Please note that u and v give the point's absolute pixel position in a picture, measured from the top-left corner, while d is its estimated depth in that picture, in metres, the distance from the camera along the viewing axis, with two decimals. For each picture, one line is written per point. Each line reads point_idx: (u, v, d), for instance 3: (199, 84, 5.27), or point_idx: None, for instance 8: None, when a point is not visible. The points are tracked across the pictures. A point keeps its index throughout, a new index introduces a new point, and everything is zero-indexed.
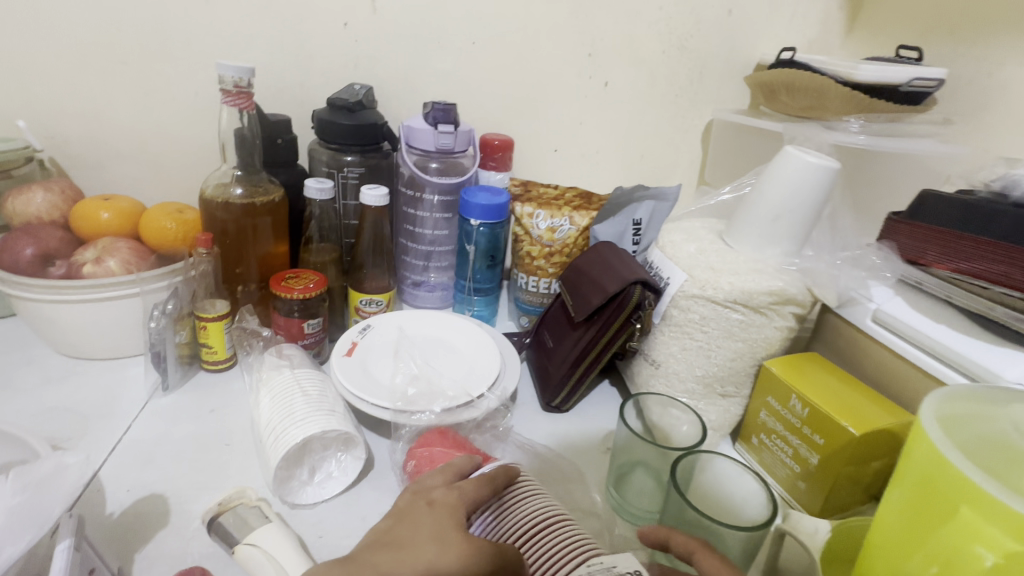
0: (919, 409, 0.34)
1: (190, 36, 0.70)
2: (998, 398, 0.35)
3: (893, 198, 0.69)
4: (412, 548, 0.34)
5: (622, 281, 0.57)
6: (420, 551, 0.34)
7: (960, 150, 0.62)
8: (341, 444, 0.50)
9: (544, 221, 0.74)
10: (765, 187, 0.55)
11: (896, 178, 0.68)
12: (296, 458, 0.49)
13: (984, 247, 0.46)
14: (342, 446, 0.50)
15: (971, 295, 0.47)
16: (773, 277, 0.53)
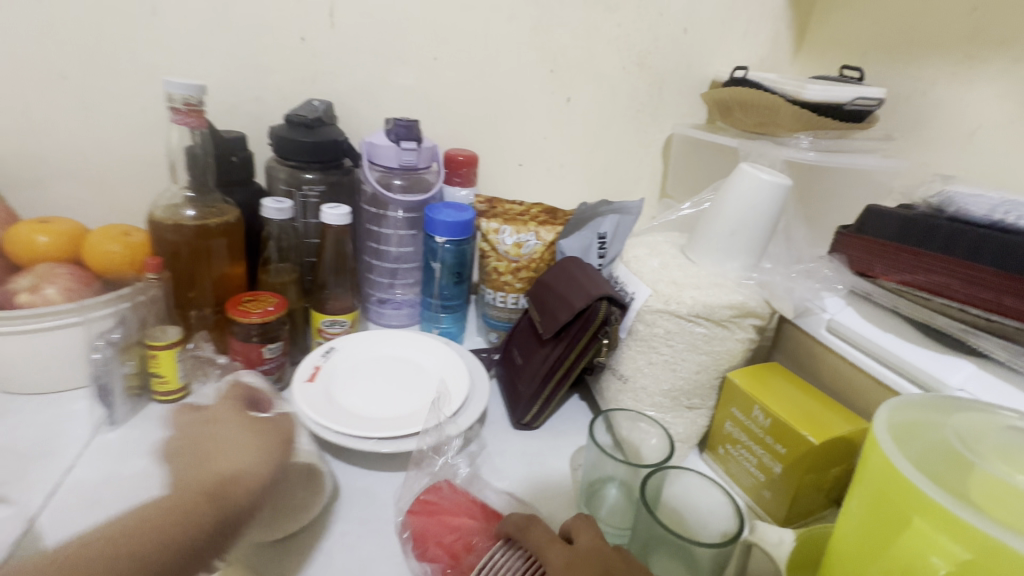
0: (875, 422, 0.36)
1: (136, 49, 0.67)
2: (947, 408, 0.37)
3: (842, 211, 0.72)
4: (226, 455, 0.43)
5: (588, 297, 0.58)
6: (231, 458, 0.43)
7: (900, 165, 0.65)
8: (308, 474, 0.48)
9: (510, 237, 0.74)
10: (722, 204, 0.57)
11: (845, 192, 0.71)
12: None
13: (924, 260, 0.48)
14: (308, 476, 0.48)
15: (914, 306, 0.50)
16: (733, 291, 0.55)
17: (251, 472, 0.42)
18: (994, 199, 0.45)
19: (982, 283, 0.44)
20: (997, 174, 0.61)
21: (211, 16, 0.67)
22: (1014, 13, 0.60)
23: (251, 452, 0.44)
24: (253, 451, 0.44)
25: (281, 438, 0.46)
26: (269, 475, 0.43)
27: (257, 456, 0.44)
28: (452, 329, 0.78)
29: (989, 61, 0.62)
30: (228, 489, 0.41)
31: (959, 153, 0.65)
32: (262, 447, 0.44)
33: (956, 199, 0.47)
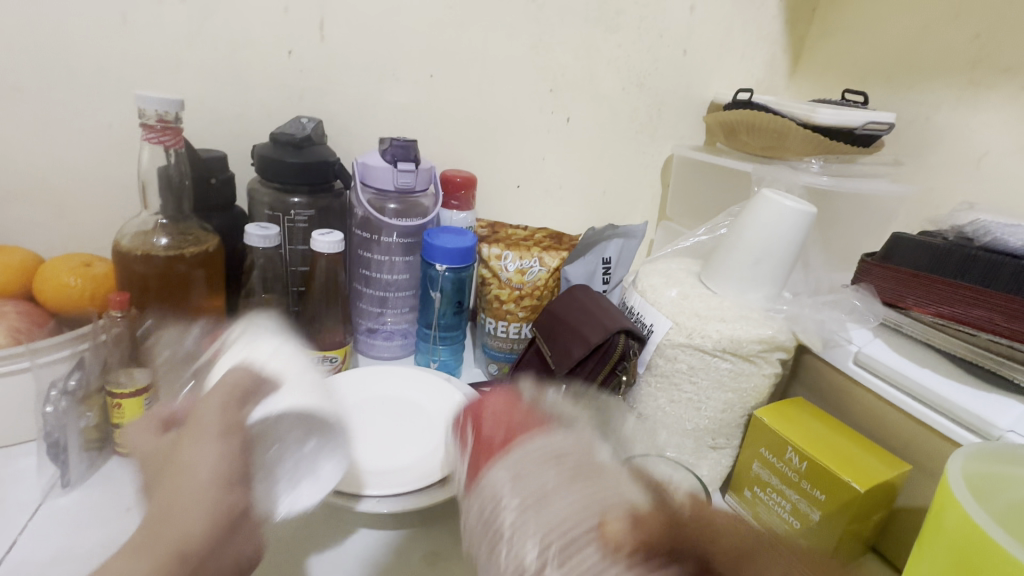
0: (949, 472, 0.33)
1: (103, 59, 0.61)
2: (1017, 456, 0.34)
3: (852, 235, 0.71)
4: (160, 494, 0.31)
5: (604, 331, 0.54)
6: (168, 493, 0.30)
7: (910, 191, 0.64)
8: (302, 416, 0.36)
9: (512, 263, 0.69)
10: (743, 231, 0.54)
11: (853, 217, 0.70)
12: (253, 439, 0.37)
13: (961, 292, 0.46)
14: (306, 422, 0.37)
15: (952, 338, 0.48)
16: (759, 324, 0.52)
17: (190, 513, 0.29)
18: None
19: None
20: (1006, 200, 0.61)
21: (187, 25, 0.62)
22: (1018, 41, 0.60)
23: (186, 466, 0.31)
24: (178, 473, 0.31)
25: (217, 421, 0.33)
26: (217, 493, 0.30)
27: (189, 475, 0.31)
28: (451, 360, 0.73)
29: (993, 88, 0.62)
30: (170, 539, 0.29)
31: (967, 179, 0.65)
32: (193, 461, 0.31)
33: (992, 228, 0.46)
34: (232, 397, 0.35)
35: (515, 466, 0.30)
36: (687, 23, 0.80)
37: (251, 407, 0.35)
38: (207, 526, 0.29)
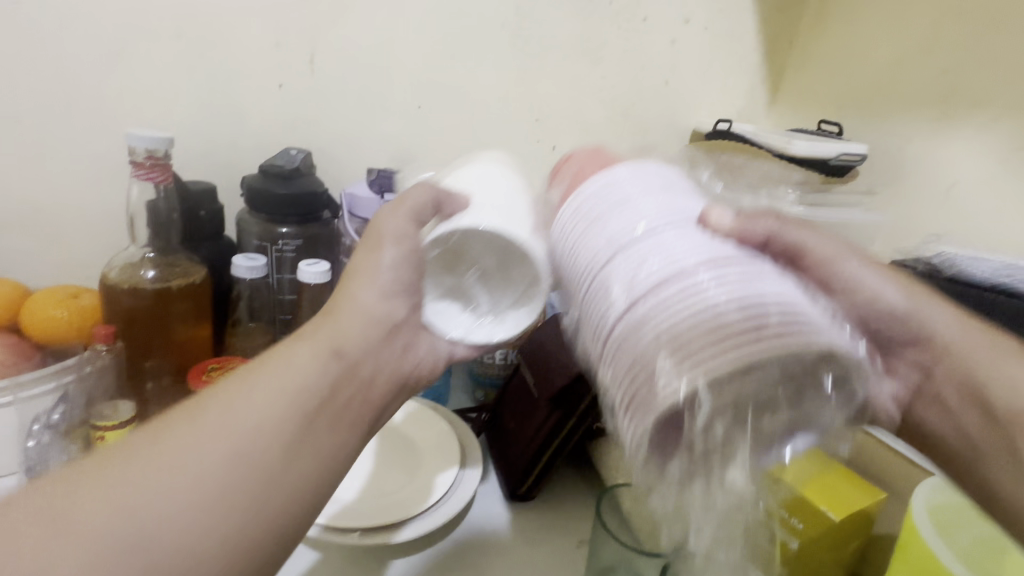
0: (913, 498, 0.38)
1: (100, 94, 0.62)
2: None
3: None
4: (348, 296, 0.42)
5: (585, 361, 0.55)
6: (355, 295, 0.42)
7: None
8: (484, 238, 0.41)
9: None
10: None
11: None
12: (449, 261, 0.44)
13: None
14: (487, 247, 0.42)
15: None
16: None
17: (371, 320, 0.41)
18: (995, 264, 0.46)
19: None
20: (978, 230, 0.62)
21: (182, 60, 0.64)
22: (983, 77, 0.62)
23: (379, 275, 0.42)
24: (366, 275, 0.42)
25: (394, 234, 0.42)
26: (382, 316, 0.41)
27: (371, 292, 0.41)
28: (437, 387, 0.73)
29: (962, 120, 0.64)
30: (345, 341, 0.39)
31: (940, 208, 0.66)
32: (388, 265, 0.42)
33: (961, 260, 0.47)
34: (417, 213, 0.43)
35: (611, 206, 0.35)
36: (669, 55, 0.83)
37: (432, 228, 0.42)
38: (377, 327, 0.41)
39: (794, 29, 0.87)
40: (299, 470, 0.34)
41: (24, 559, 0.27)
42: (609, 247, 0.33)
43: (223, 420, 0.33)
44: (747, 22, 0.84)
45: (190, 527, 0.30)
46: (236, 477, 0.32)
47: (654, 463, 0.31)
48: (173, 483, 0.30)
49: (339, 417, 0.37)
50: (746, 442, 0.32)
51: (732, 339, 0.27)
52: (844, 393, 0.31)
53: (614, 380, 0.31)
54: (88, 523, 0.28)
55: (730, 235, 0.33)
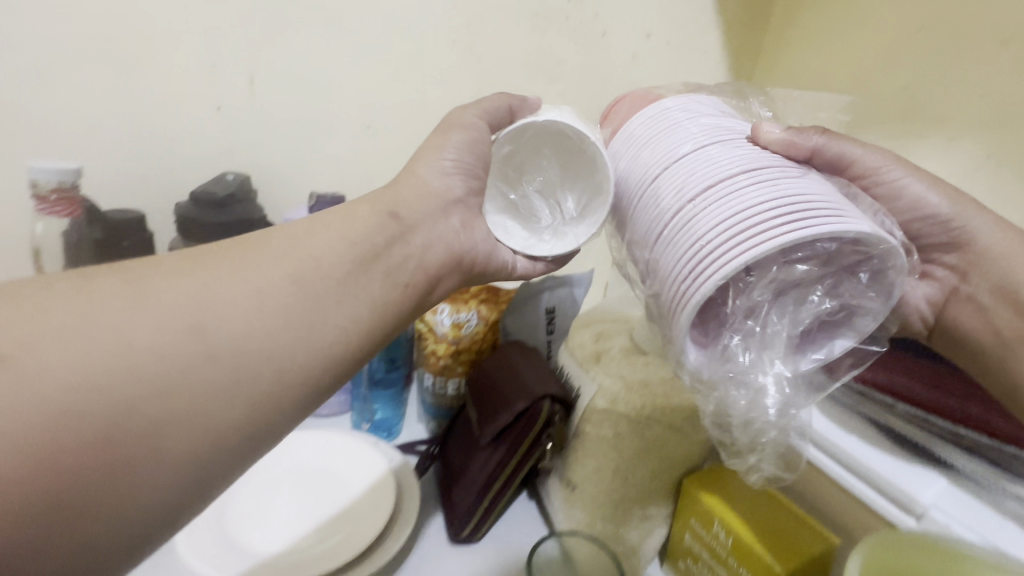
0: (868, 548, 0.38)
1: (24, 123, 0.60)
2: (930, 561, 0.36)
3: None
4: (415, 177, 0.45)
5: (529, 398, 0.53)
6: (418, 183, 0.45)
7: None
8: (558, 143, 0.47)
9: (448, 317, 0.67)
10: None
11: None
12: (517, 173, 0.51)
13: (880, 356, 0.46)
14: (558, 154, 0.48)
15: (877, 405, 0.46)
16: (681, 392, 0.50)
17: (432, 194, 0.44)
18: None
19: (956, 388, 0.42)
20: None
21: (111, 85, 0.61)
22: (946, 95, 0.60)
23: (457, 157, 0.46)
24: (432, 151, 0.46)
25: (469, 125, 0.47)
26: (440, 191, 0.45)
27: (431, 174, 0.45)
28: (389, 417, 0.71)
29: (924, 140, 0.63)
30: (408, 209, 0.42)
31: None
32: (461, 151, 0.46)
33: None
34: (490, 114, 0.49)
35: (651, 130, 0.42)
36: (629, 72, 0.80)
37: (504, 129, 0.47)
38: (436, 197, 0.45)
39: (759, 42, 0.85)
40: (349, 309, 0.35)
41: (106, 318, 0.29)
42: (658, 160, 0.39)
43: (284, 253, 0.35)
44: (710, 36, 0.82)
45: (256, 327, 0.32)
46: (295, 298, 0.33)
47: (700, 360, 0.38)
48: (249, 286, 0.33)
49: (389, 272, 0.39)
50: (779, 331, 0.40)
51: (768, 225, 0.32)
52: (872, 280, 0.38)
53: (661, 270, 0.36)
54: (163, 302, 0.30)
55: (781, 146, 0.38)
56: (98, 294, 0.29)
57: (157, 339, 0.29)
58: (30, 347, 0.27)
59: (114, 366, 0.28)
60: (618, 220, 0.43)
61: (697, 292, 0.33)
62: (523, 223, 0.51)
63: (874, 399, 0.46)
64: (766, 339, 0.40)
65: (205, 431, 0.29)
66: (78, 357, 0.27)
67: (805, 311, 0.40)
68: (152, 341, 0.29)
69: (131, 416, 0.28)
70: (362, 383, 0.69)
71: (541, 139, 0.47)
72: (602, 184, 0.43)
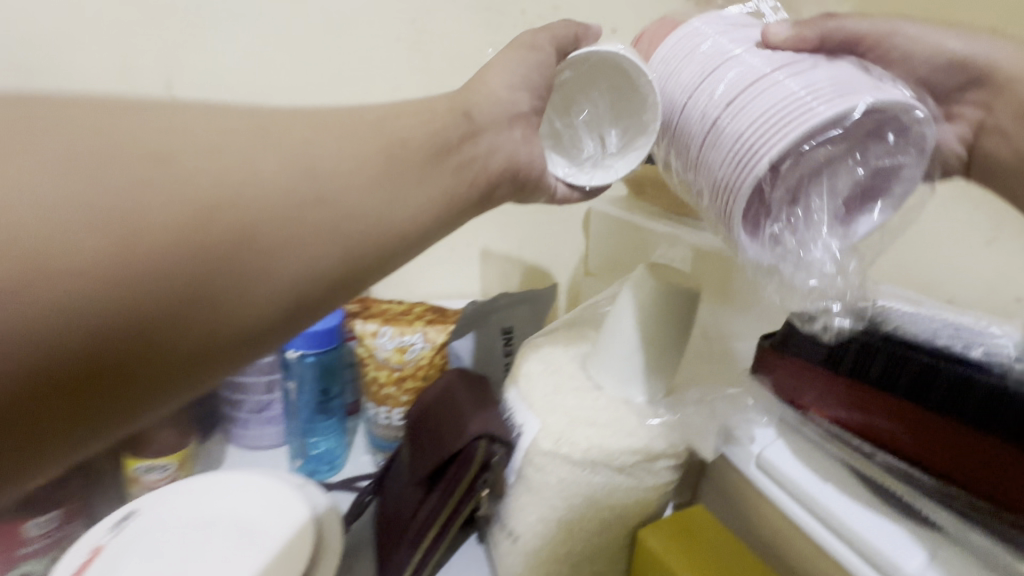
0: None
1: None
2: None
3: None
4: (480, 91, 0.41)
5: (463, 436, 0.47)
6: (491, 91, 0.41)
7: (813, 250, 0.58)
8: (612, 78, 0.43)
9: (390, 340, 0.61)
10: (617, 317, 0.47)
11: None
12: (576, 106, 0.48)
13: (852, 392, 0.39)
14: (611, 93, 0.44)
15: (850, 450, 0.40)
16: (635, 433, 0.44)
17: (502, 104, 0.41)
18: (933, 325, 0.39)
19: (934, 436, 0.34)
20: None
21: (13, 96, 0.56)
22: None
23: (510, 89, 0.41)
24: (500, 65, 0.42)
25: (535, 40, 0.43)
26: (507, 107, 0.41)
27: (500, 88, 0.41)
28: (331, 449, 0.64)
29: None
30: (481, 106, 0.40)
31: None
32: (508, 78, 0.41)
33: (895, 316, 0.40)
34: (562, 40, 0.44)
35: (671, 45, 0.39)
36: None
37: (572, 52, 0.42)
38: (509, 107, 0.41)
39: None
40: (426, 192, 0.33)
41: (235, 147, 0.26)
42: (704, 67, 0.36)
43: (382, 119, 0.33)
44: None
45: (357, 182, 0.29)
46: (387, 164, 0.31)
47: (755, 252, 0.36)
48: (346, 145, 0.30)
49: (458, 170, 0.36)
50: (824, 231, 0.37)
51: (808, 107, 0.31)
52: (900, 138, 0.34)
53: (713, 169, 0.35)
54: (255, 160, 0.26)
55: (790, 44, 0.35)
56: (183, 120, 0.26)
57: (276, 178, 0.27)
58: (169, 150, 0.24)
59: (228, 192, 0.25)
60: (664, 147, 0.41)
61: (752, 180, 0.32)
62: (563, 153, 0.48)
63: (844, 441, 0.40)
64: (810, 239, 0.37)
65: (319, 270, 0.28)
66: (194, 182, 0.24)
67: (832, 203, 0.37)
68: (271, 177, 0.26)
69: (235, 228, 0.25)
70: (296, 417, 0.61)
71: (602, 67, 0.43)
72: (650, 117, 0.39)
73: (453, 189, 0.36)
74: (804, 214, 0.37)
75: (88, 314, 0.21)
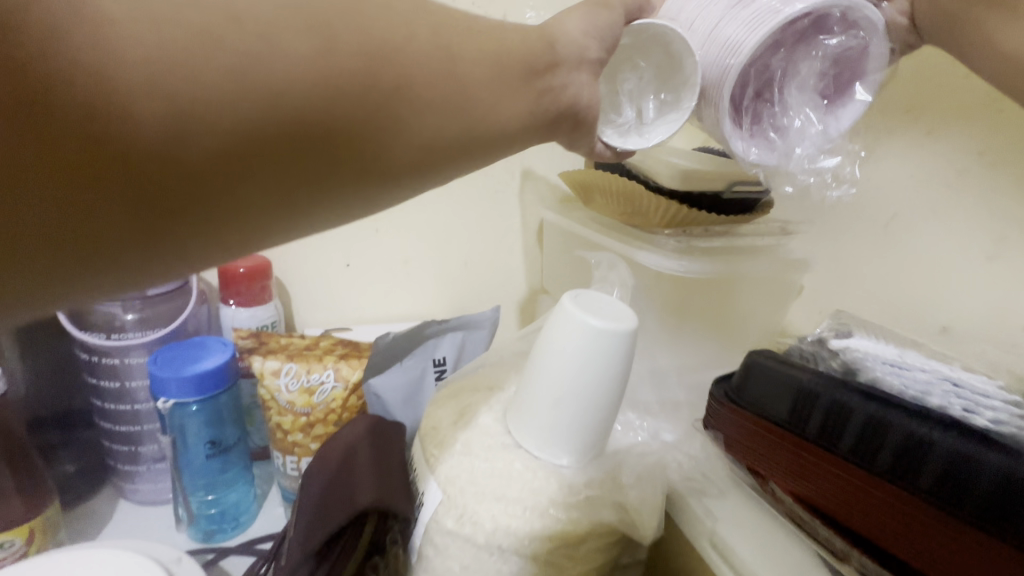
0: None
1: None
2: None
3: (752, 331, 0.52)
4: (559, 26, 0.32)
5: (349, 509, 0.39)
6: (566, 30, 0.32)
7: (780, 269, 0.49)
8: (666, 53, 0.38)
9: (294, 380, 0.52)
10: (538, 359, 0.38)
11: (750, 307, 0.51)
12: (625, 75, 0.40)
13: (824, 464, 0.31)
14: (661, 68, 0.39)
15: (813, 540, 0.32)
16: (546, 507, 0.35)
17: (577, 43, 0.32)
18: (916, 373, 0.31)
19: (929, 536, 0.26)
20: (937, 285, 0.43)
21: None
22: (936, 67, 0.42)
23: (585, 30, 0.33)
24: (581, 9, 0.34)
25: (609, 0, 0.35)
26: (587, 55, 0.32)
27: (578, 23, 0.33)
28: (238, 502, 0.55)
29: (895, 135, 0.45)
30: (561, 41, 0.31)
31: (877, 250, 0.47)
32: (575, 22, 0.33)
33: (870, 363, 0.32)
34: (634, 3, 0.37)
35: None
36: None
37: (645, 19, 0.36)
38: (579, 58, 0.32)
39: None
40: (521, 104, 0.28)
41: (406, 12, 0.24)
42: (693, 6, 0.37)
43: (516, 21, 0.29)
44: None
45: (485, 77, 0.26)
46: (506, 67, 0.27)
47: (739, 144, 0.36)
48: (493, 41, 0.27)
49: (549, 93, 0.29)
50: (799, 121, 0.37)
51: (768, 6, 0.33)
52: (844, 26, 0.35)
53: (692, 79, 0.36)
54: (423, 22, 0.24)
55: None
56: None
57: (427, 43, 0.24)
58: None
59: (399, 45, 0.23)
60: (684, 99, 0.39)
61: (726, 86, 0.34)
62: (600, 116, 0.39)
63: (810, 531, 0.32)
64: (792, 135, 0.37)
65: (461, 128, 0.25)
66: (369, 27, 0.22)
67: (805, 100, 0.37)
68: (429, 40, 0.24)
69: (384, 85, 0.22)
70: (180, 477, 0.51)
71: (657, 45, 0.38)
72: (688, 77, 0.36)
73: (557, 114, 0.30)
74: (771, 112, 0.37)
75: (223, 117, 0.19)
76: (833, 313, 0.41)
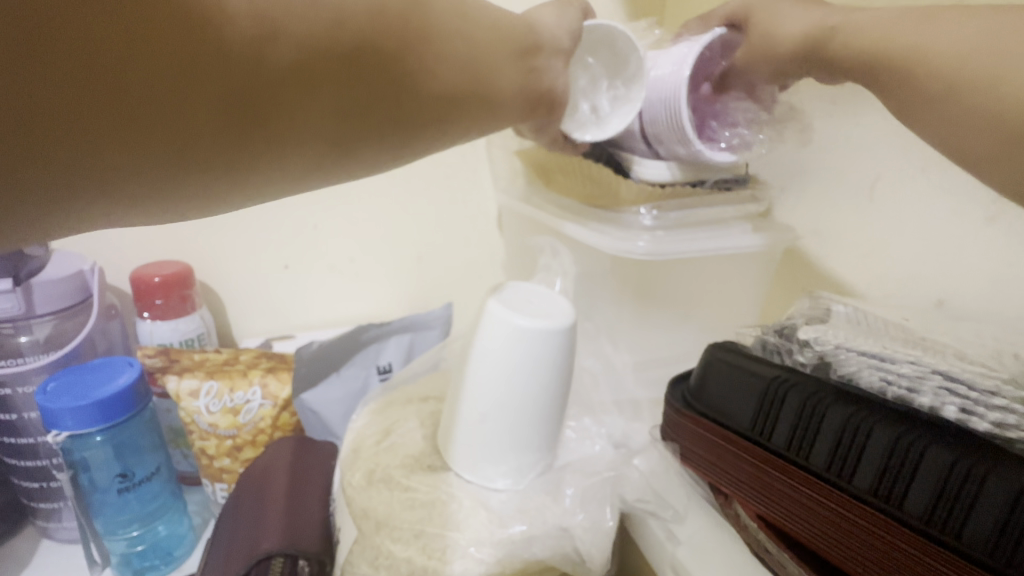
0: None
1: None
2: None
3: (730, 315, 0.45)
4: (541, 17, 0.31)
5: (250, 555, 0.33)
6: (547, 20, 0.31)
7: (757, 245, 0.42)
8: (615, 49, 0.37)
9: (213, 400, 0.47)
10: (464, 370, 0.33)
11: (726, 290, 0.44)
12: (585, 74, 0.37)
13: (781, 481, 0.26)
14: (611, 65, 0.37)
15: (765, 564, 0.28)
16: (473, 543, 0.30)
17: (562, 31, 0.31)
18: (899, 366, 0.25)
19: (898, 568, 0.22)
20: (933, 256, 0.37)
21: None
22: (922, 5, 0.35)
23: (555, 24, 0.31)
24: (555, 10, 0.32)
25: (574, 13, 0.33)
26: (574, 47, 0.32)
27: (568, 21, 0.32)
28: (170, 533, 0.50)
29: None
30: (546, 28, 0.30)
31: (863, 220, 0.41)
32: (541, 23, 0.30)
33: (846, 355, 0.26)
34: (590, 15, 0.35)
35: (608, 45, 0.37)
36: None
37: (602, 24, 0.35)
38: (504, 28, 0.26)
39: None
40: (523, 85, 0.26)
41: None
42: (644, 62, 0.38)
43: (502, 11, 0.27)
44: None
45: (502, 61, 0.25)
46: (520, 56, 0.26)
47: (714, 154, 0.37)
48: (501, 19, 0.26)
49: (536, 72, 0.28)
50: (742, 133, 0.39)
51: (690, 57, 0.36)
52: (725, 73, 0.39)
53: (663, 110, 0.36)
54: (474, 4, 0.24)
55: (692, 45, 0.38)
56: None
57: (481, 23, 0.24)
58: None
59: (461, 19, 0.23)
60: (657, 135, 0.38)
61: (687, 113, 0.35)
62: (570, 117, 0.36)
63: (776, 567, 0.27)
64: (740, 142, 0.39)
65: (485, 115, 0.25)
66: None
67: (741, 116, 0.40)
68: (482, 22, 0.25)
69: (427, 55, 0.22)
70: (89, 516, 0.46)
71: (608, 43, 0.37)
72: (632, 73, 0.36)
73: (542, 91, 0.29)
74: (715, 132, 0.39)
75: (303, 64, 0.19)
76: (810, 295, 0.35)
